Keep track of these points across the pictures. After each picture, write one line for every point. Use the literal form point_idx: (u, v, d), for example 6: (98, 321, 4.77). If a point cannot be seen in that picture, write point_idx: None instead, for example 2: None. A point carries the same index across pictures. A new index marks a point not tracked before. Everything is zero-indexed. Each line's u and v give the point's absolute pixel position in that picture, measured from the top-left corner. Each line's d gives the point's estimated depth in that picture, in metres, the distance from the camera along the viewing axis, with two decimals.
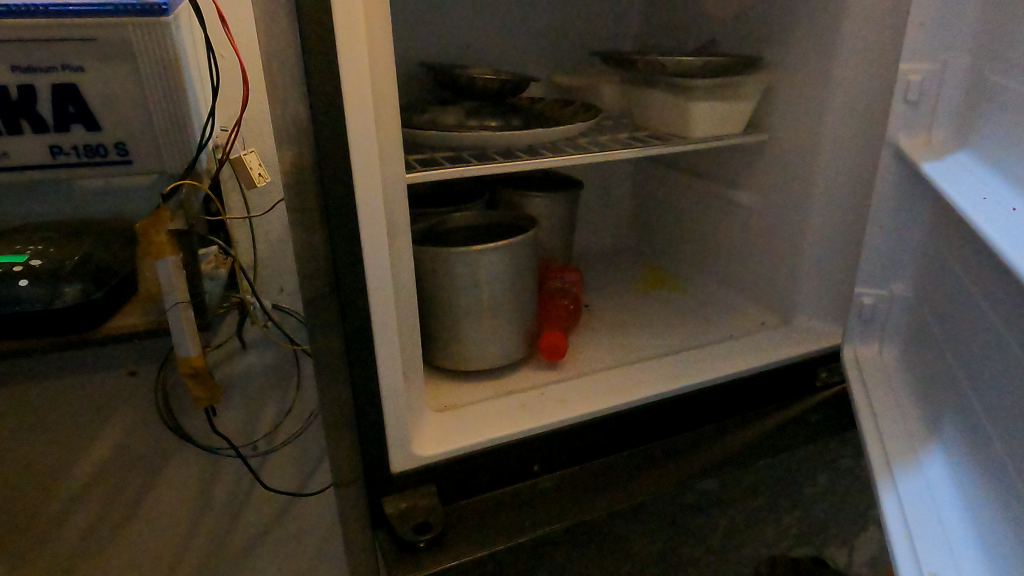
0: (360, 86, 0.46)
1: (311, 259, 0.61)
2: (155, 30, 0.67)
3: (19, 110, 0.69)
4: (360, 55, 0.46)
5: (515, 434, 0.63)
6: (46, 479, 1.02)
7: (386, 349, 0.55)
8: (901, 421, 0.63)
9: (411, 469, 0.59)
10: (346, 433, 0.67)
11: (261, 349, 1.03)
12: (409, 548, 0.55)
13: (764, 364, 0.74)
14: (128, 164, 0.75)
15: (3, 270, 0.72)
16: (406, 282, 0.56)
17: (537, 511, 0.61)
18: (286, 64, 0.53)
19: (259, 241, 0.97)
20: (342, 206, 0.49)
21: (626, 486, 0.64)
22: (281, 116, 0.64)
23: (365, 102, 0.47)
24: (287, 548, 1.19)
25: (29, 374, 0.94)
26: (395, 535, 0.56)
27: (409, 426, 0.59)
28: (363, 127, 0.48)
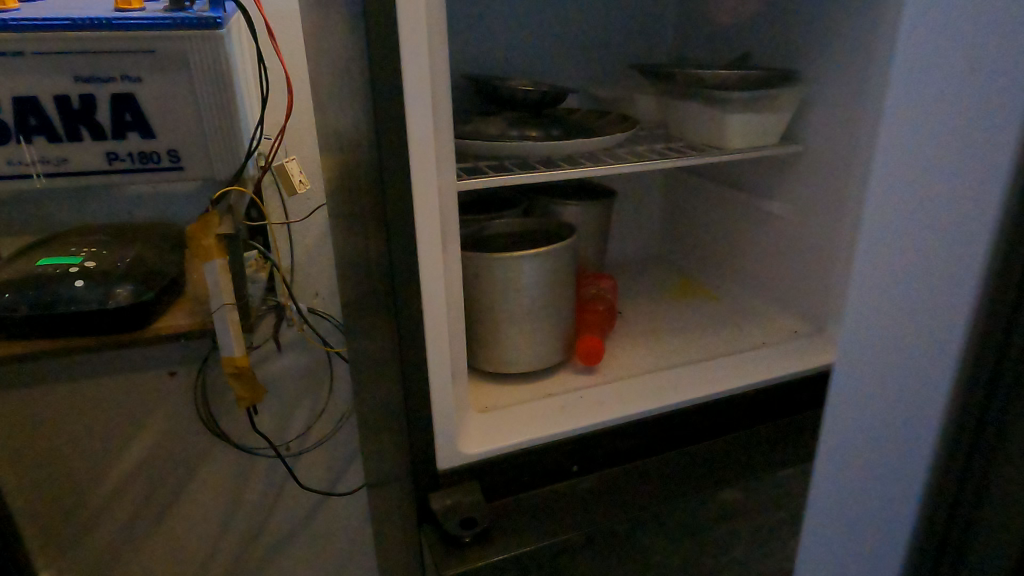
0: (420, 94, 0.49)
1: (367, 260, 0.64)
2: (209, 43, 0.70)
3: (79, 118, 0.72)
4: (422, 64, 0.48)
5: (555, 434, 0.64)
6: (88, 473, 1.05)
7: (436, 349, 0.57)
8: None
9: (456, 466, 0.61)
10: (393, 429, 0.69)
11: (297, 351, 1.06)
12: (454, 542, 0.57)
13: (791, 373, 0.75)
14: (180, 170, 0.78)
15: (60, 271, 0.75)
16: (456, 284, 0.58)
17: (579, 512, 0.62)
18: (349, 72, 0.56)
19: (298, 247, 1.00)
20: (399, 212, 0.51)
21: (663, 487, 0.65)
22: (337, 123, 0.67)
23: (423, 110, 0.49)
24: (318, 547, 1.22)
25: (77, 371, 0.98)
26: (441, 529, 0.58)
27: (456, 426, 0.61)
28: (422, 133, 0.50)
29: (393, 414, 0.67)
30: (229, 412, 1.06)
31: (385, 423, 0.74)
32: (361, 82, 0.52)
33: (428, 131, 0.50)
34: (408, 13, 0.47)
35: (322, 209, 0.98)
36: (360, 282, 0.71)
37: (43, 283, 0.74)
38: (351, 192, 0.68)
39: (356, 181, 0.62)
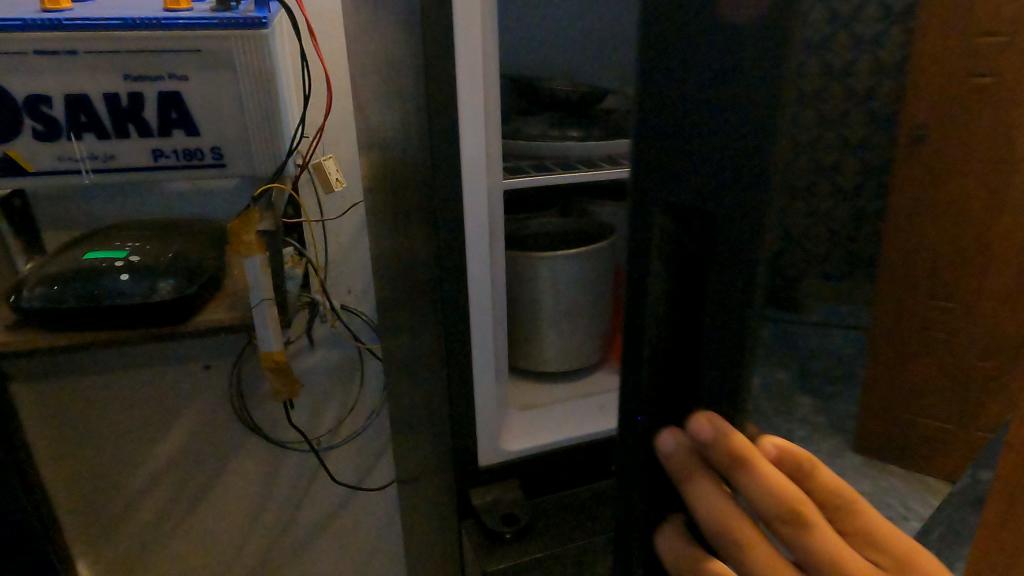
0: (472, 96, 0.50)
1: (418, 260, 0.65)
2: (253, 43, 0.72)
3: (127, 115, 0.74)
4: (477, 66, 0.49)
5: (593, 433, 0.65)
6: (125, 461, 1.08)
7: (480, 347, 0.57)
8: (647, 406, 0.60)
9: (497, 463, 0.62)
10: (436, 425, 0.70)
11: (330, 347, 1.07)
12: (495, 539, 0.58)
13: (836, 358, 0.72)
14: (223, 168, 0.79)
15: (105, 265, 0.77)
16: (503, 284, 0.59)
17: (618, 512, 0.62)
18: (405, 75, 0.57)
19: (333, 244, 1.01)
20: (447, 210, 0.52)
21: None
22: (385, 125, 0.68)
23: (475, 112, 0.50)
24: (346, 541, 1.23)
25: (119, 361, 1.01)
26: (482, 525, 0.58)
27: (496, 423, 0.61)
28: (475, 135, 0.51)
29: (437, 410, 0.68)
30: (262, 404, 1.08)
31: (426, 419, 0.75)
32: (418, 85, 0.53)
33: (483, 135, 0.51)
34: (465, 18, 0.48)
35: (359, 207, 0.99)
36: (406, 280, 0.72)
37: (90, 276, 0.76)
38: (399, 192, 0.69)
39: (404, 181, 0.63)
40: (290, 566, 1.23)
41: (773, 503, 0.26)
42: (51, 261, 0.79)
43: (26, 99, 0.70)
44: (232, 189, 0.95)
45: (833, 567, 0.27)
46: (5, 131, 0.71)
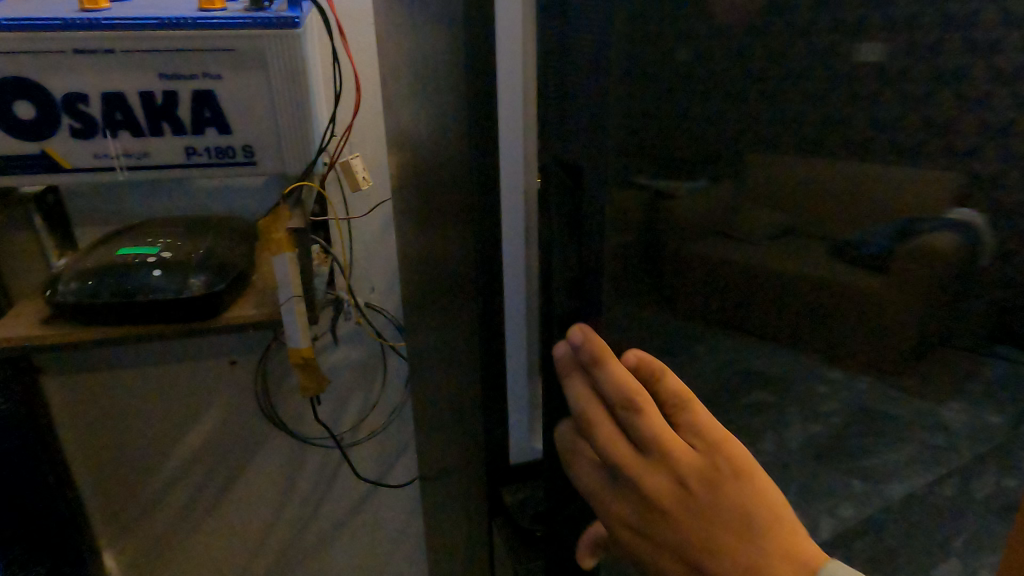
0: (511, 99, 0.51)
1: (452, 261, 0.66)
2: (286, 43, 0.73)
3: (162, 114, 0.75)
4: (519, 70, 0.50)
5: None
6: (152, 453, 1.09)
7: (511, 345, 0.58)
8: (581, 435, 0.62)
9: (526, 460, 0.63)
10: (465, 424, 0.71)
11: (353, 343, 1.08)
12: (526, 536, 0.59)
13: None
14: (253, 165, 0.80)
15: (138, 259, 0.79)
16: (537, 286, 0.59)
17: None
18: (446, 79, 0.58)
19: (357, 242, 1.02)
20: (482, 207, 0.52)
21: None
22: (421, 128, 0.69)
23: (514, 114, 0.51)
24: (367, 536, 1.24)
25: (150, 353, 1.03)
26: (514, 523, 0.59)
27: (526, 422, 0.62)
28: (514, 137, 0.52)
29: (467, 409, 0.69)
30: (288, 400, 1.09)
31: (455, 418, 0.76)
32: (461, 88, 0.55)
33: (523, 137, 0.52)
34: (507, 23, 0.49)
35: (384, 204, 1.00)
36: (438, 280, 0.73)
37: (123, 271, 0.77)
38: (433, 194, 0.70)
39: (441, 179, 0.64)
40: (311, 561, 1.24)
41: (620, 391, 0.41)
42: (85, 256, 0.80)
43: (64, 97, 0.71)
44: (261, 186, 0.96)
45: (657, 442, 0.41)
46: (44, 128, 0.73)
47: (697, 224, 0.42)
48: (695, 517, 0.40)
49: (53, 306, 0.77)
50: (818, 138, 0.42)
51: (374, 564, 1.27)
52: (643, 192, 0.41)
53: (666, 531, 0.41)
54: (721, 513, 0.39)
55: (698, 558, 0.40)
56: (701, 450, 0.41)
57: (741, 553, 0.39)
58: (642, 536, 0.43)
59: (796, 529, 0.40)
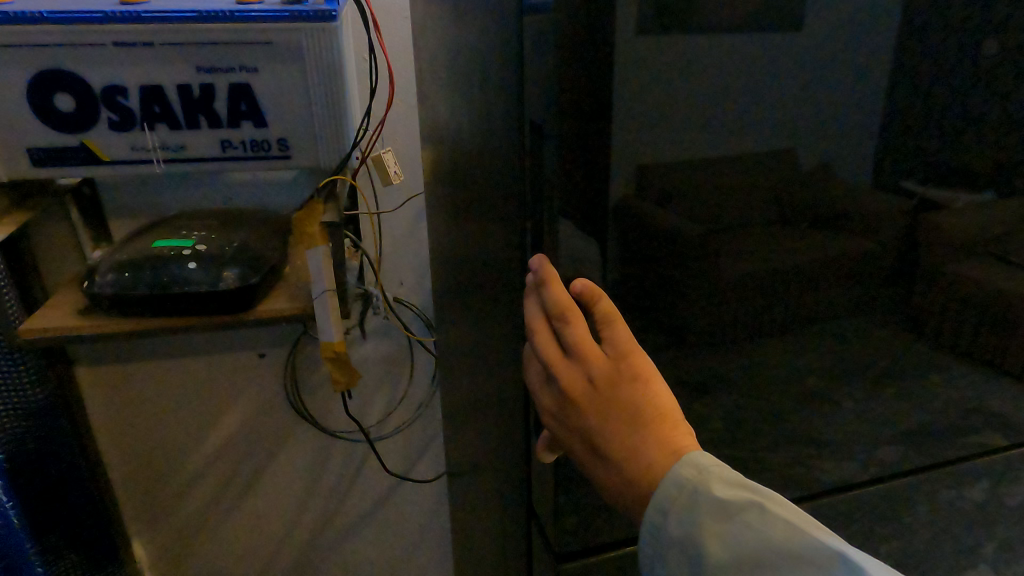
0: (562, 99, 0.49)
1: (493, 258, 0.66)
2: (322, 36, 0.72)
3: (198, 107, 0.75)
4: (572, 71, 0.48)
5: None
6: (182, 443, 1.11)
7: None
8: None
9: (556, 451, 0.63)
10: (501, 421, 0.71)
11: (381, 338, 1.09)
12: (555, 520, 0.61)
13: (908, 344, 0.70)
14: (287, 159, 0.80)
15: (174, 252, 0.79)
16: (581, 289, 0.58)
17: None
18: (495, 78, 0.58)
19: (387, 237, 1.02)
20: None
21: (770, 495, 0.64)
22: (462, 131, 0.69)
23: (562, 115, 0.50)
24: (392, 531, 1.24)
25: (184, 345, 1.04)
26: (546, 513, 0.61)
27: None
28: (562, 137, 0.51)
29: (502, 406, 0.69)
30: (316, 394, 1.09)
31: (489, 415, 0.75)
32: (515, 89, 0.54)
33: (572, 137, 0.50)
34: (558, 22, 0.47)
35: (415, 200, 1.00)
36: (476, 278, 0.72)
37: (158, 263, 0.78)
38: (473, 190, 0.70)
39: (484, 175, 0.64)
40: (336, 554, 1.24)
41: (555, 304, 0.52)
42: (121, 249, 0.81)
43: (103, 89, 0.72)
44: (294, 181, 0.97)
45: (579, 348, 0.52)
46: (84, 121, 0.73)
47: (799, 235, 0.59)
48: (597, 405, 0.52)
49: (90, 297, 0.78)
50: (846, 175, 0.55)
51: (398, 559, 1.27)
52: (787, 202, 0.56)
53: (578, 417, 0.53)
54: (618, 405, 0.52)
55: (598, 437, 0.52)
56: (613, 358, 0.52)
57: (624, 438, 0.52)
58: (559, 419, 0.55)
59: (677, 425, 0.52)
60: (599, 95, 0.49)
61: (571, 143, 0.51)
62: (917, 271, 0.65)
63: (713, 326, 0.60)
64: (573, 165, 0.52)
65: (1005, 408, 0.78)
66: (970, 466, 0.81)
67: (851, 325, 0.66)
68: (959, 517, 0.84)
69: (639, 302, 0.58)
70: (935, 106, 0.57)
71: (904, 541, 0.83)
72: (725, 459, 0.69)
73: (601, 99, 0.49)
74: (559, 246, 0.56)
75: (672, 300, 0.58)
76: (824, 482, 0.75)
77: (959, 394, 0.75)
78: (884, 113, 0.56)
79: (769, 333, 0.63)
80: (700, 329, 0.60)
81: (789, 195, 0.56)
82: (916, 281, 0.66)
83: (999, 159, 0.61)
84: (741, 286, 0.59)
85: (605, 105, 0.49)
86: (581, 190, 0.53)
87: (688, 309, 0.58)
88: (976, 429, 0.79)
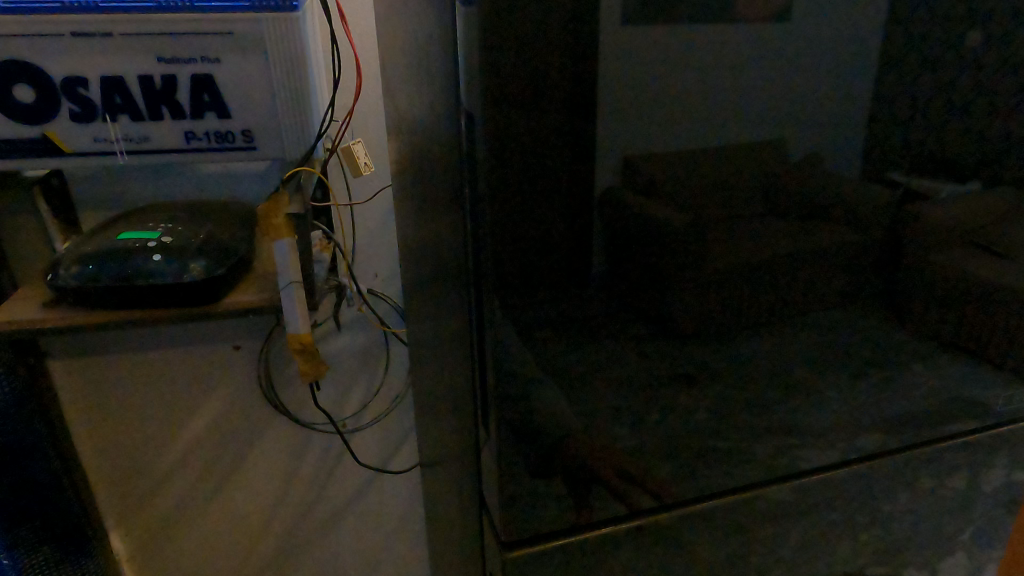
0: (505, 95, 0.49)
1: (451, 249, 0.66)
2: (285, 25, 0.72)
3: (160, 98, 0.74)
4: (521, 63, 0.48)
5: (606, 409, 0.62)
6: (157, 436, 1.11)
7: (513, 298, 0.56)
8: (557, 403, 0.61)
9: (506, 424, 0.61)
10: (463, 415, 0.71)
11: (356, 330, 1.09)
12: (506, 496, 0.65)
13: (886, 329, 0.71)
14: (252, 151, 0.79)
15: (139, 244, 0.78)
16: (547, 288, 0.56)
17: (600, 464, 0.65)
18: (441, 69, 0.57)
19: (359, 229, 1.02)
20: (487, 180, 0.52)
21: (695, 440, 0.68)
22: (418, 121, 0.68)
23: (508, 111, 0.49)
24: (370, 521, 1.25)
25: (156, 338, 1.04)
26: (501, 491, 0.65)
27: (518, 392, 0.60)
28: (512, 133, 0.50)
29: (464, 398, 0.69)
30: (291, 384, 1.10)
31: (453, 409, 0.75)
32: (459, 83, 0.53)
33: (524, 131, 0.50)
34: (491, 18, 0.47)
35: (385, 191, 1.00)
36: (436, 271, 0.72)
37: (123, 256, 0.77)
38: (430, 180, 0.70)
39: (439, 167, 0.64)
40: (314, 545, 1.25)
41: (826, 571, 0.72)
42: (85, 241, 0.80)
43: (63, 80, 0.71)
44: (264, 173, 0.96)
45: None
46: (43, 112, 0.73)
47: (786, 191, 0.59)
48: None
49: (55, 290, 0.77)
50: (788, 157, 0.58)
51: (377, 549, 1.28)
52: (768, 156, 0.57)
53: None
54: None
55: None
56: None
57: None
58: None
59: None
60: (550, 87, 0.49)
61: (520, 139, 0.50)
62: (899, 258, 0.68)
63: (700, 314, 0.62)
64: (525, 162, 0.51)
65: (968, 395, 0.79)
66: (936, 454, 0.81)
67: (827, 312, 0.67)
68: (925, 506, 0.85)
69: (629, 294, 0.59)
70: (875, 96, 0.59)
71: (870, 532, 0.84)
72: (690, 456, 0.69)
73: (553, 88, 0.49)
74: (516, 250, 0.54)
75: (660, 288, 0.59)
76: (788, 473, 0.76)
77: (922, 381, 0.76)
78: (826, 100, 0.57)
79: (758, 322, 0.64)
80: (687, 316, 0.61)
81: (776, 185, 0.59)
82: (889, 268, 0.68)
83: (926, 143, 0.64)
84: (726, 275, 0.61)
85: (558, 96, 0.49)
86: (537, 186, 0.52)
87: (669, 293, 0.59)
88: (940, 417, 0.79)
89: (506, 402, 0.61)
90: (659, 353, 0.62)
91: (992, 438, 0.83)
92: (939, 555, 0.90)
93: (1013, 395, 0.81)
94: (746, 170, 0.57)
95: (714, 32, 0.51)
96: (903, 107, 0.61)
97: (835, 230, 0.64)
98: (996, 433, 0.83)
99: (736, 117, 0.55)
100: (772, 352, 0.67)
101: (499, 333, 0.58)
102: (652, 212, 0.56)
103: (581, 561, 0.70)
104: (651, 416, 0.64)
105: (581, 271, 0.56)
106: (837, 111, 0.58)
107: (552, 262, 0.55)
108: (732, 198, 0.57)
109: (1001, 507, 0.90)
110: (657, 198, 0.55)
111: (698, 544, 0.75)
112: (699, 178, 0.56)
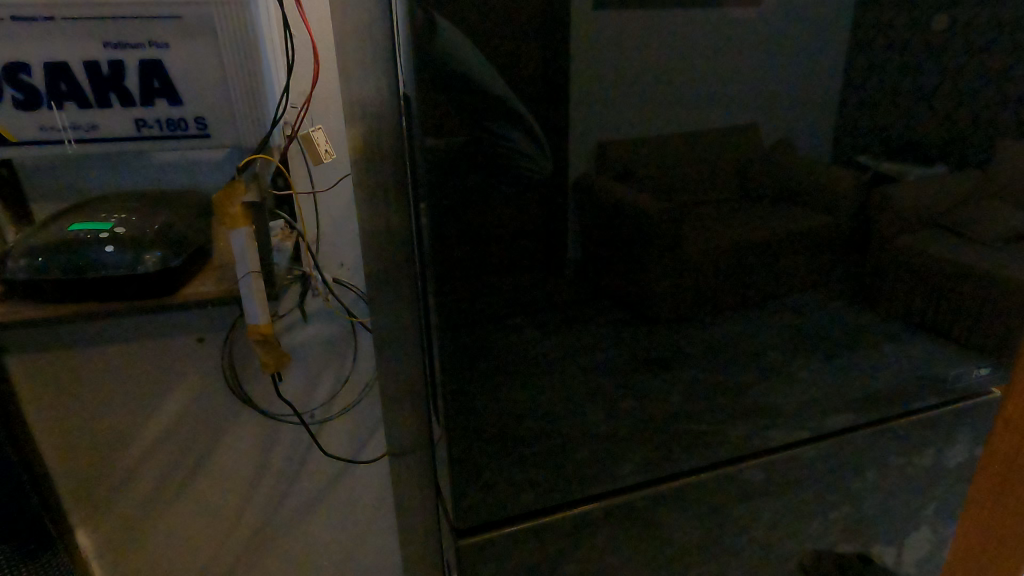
0: (446, 76, 0.48)
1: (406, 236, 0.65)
2: (233, 9, 0.70)
3: (108, 84, 0.72)
4: (466, 47, 0.47)
5: (564, 395, 0.62)
6: (122, 431, 1.09)
7: (464, 285, 0.54)
8: (514, 394, 0.60)
9: (457, 416, 0.60)
10: (423, 402, 0.70)
11: (321, 320, 1.08)
12: (459, 486, 0.64)
13: (855, 312, 0.72)
14: (206, 138, 0.78)
15: (91, 234, 0.76)
16: (500, 275, 0.54)
17: (555, 449, 0.65)
18: (388, 50, 0.55)
19: (322, 216, 1.00)
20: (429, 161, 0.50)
21: (658, 425, 0.68)
22: (371, 105, 0.66)
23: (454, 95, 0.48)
24: (343, 510, 1.24)
25: (117, 331, 1.02)
26: (456, 482, 0.64)
27: (471, 383, 0.59)
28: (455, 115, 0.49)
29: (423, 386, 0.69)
30: (255, 376, 1.08)
31: (414, 396, 0.75)
32: (401, 66, 0.51)
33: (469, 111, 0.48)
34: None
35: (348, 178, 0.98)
36: (392, 259, 0.71)
37: (75, 246, 0.75)
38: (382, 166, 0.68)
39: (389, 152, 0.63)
40: (287, 535, 1.24)
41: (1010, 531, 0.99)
42: (36, 233, 0.78)
43: (4, 67, 0.69)
44: (221, 159, 0.94)
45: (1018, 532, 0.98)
46: None
47: (746, 174, 0.59)
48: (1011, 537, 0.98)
49: (5, 283, 0.75)
50: (741, 143, 0.57)
51: (351, 537, 1.27)
52: (727, 137, 0.57)
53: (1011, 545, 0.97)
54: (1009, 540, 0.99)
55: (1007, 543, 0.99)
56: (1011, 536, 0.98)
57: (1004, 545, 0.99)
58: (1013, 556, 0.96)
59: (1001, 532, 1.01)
60: (504, 70, 0.48)
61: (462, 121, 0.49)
62: (867, 240, 0.68)
63: (678, 299, 0.62)
64: (471, 146, 0.49)
65: (927, 373, 0.80)
66: (896, 430, 0.82)
67: (798, 297, 0.68)
68: (888, 483, 0.86)
69: (606, 280, 0.59)
70: (828, 80, 0.58)
71: (837, 512, 0.85)
72: (653, 439, 0.69)
73: (513, 72, 0.48)
74: (459, 233, 0.52)
75: (639, 272, 0.59)
76: (751, 453, 0.76)
77: (880, 362, 0.77)
78: (788, 82, 0.57)
79: (716, 306, 0.64)
80: (649, 303, 0.61)
81: (737, 169, 0.58)
82: (850, 252, 0.68)
83: (894, 127, 0.63)
84: (686, 259, 0.60)
85: (526, 79, 0.49)
86: (489, 171, 0.50)
87: (626, 278, 0.59)
88: (901, 394, 0.80)
89: (458, 394, 0.59)
90: (618, 338, 0.62)
91: (951, 416, 0.84)
92: (901, 530, 0.92)
93: (973, 373, 0.83)
94: (700, 153, 0.56)
95: (670, 12, 0.51)
96: (867, 88, 0.60)
97: (799, 215, 0.64)
98: (955, 411, 0.84)
99: (691, 99, 0.54)
100: (731, 336, 0.66)
101: (448, 321, 0.55)
102: (609, 195, 0.55)
103: (548, 546, 0.70)
104: (627, 401, 0.65)
105: (540, 257, 0.55)
106: (795, 97, 0.57)
107: (503, 248, 0.53)
108: (689, 181, 0.57)
109: (962, 480, 0.92)
110: (615, 184, 0.55)
111: (665, 528, 0.75)
112: (652, 161, 0.55)
